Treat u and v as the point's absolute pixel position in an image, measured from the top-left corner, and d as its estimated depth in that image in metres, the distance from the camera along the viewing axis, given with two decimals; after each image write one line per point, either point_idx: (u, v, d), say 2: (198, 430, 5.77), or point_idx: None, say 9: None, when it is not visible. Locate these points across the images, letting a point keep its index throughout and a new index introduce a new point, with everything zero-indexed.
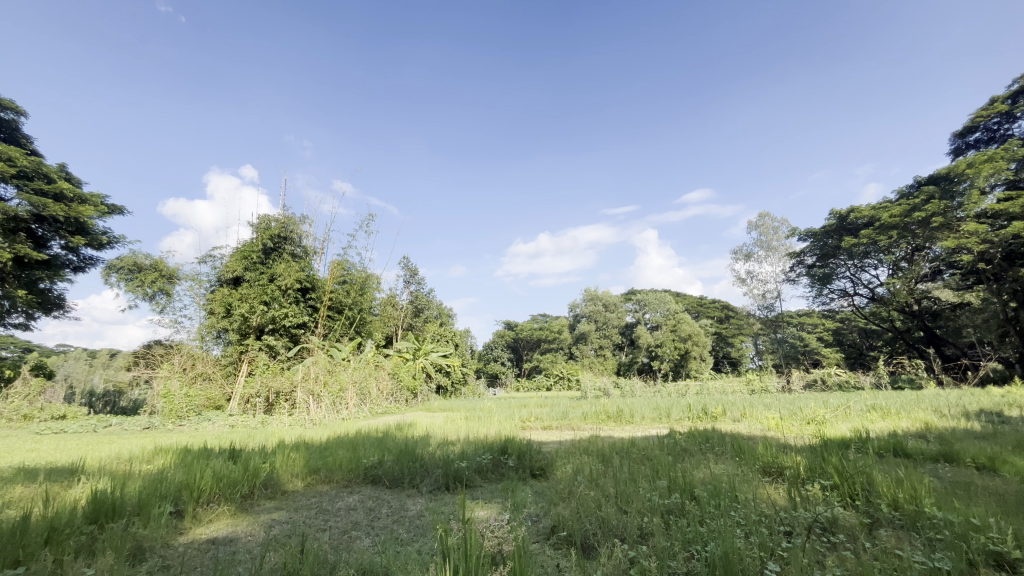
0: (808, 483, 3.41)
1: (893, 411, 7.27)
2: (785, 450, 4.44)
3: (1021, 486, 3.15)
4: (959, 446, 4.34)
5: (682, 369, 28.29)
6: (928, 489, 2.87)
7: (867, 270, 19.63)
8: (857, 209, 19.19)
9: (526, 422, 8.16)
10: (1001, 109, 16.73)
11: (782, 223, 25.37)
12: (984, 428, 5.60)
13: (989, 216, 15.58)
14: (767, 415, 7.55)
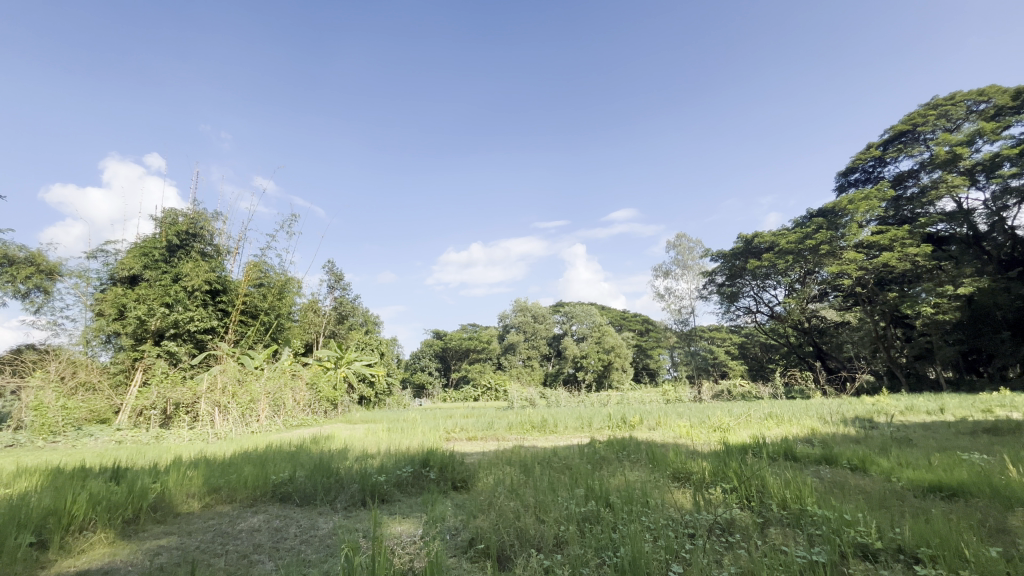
0: (711, 486, 3.66)
1: (786, 419, 8.04)
2: (693, 456, 4.73)
3: (885, 483, 3.60)
4: (837, 449, 4.88)
5: (605, 380, 29.48)
6: (811, 489, 3.19)
7: (768, 290, 21.46)
8: (760, 234, 21.15)
9: (451, 433, 8.05)
10: (875, 154, 19.32)
11: (697, 244, 27.32)
12: (857, 432, 6.36)
13: (865, 246, 17.84)
14: (679, 423, 8.04)
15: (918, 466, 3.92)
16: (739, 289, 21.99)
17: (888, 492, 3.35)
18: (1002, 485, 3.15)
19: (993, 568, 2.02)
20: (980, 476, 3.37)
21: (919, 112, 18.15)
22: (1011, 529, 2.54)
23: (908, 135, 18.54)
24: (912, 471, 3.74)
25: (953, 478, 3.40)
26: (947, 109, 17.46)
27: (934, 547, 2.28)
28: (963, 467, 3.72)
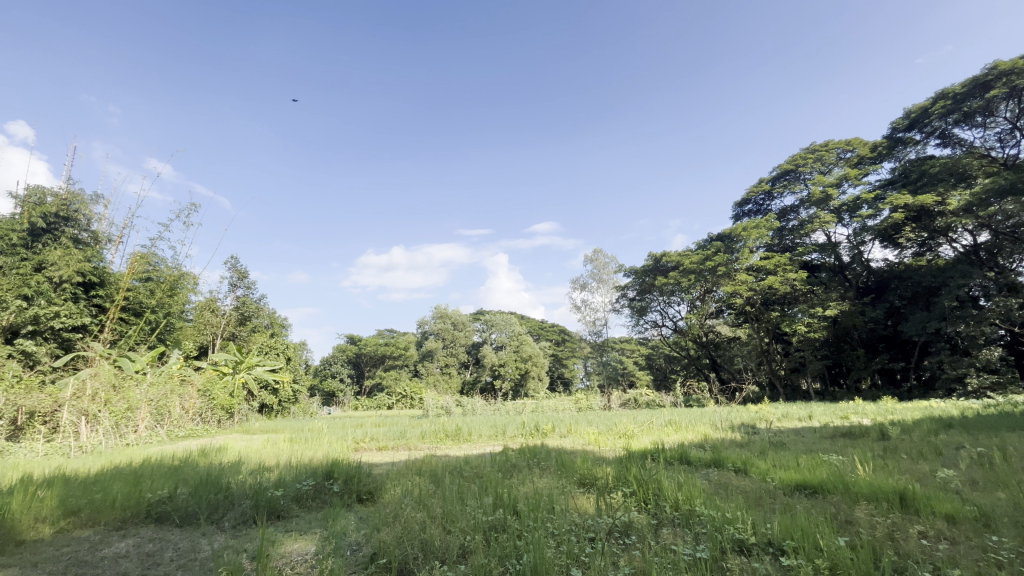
0: (613, 491, 3.86)
1: (683, 425, 8.71)
2: (598, 462, 4.96)
3: (761, 483, 4.02)
4: (725, 453, 5.38)
5: (521, 389, 29.99)
6: (699, 492, 3.47)
7: (672, 306, 23.11)
8: (668, 254, 22.77)
9: (360, 443, 7.70)
10: (765, 188, 21.67)
11: (612, 259, 28.81)
12: (742, 438, 7.06)
13: (754, 270, 19.86)
14: (588, 431, 8.38)
15: (788, 467, 4.42)
16: (648, 304, 23.45)
17: (763, 491, 3.73)
18: (851, 482, 3.65)
19: (842, 554, 2.33)
20: (836, 475, 3.87)
21: (799, 155, 20.69)
22: (856, 521, 2.93)
23: (791, 173, 20.98)
24: (784, 472, 4.20)
25: (814, 478, 3.87)
26: (822, 155, 20.09)
27: (797, 539, 2.58)
28: (823, 468, 4.25)
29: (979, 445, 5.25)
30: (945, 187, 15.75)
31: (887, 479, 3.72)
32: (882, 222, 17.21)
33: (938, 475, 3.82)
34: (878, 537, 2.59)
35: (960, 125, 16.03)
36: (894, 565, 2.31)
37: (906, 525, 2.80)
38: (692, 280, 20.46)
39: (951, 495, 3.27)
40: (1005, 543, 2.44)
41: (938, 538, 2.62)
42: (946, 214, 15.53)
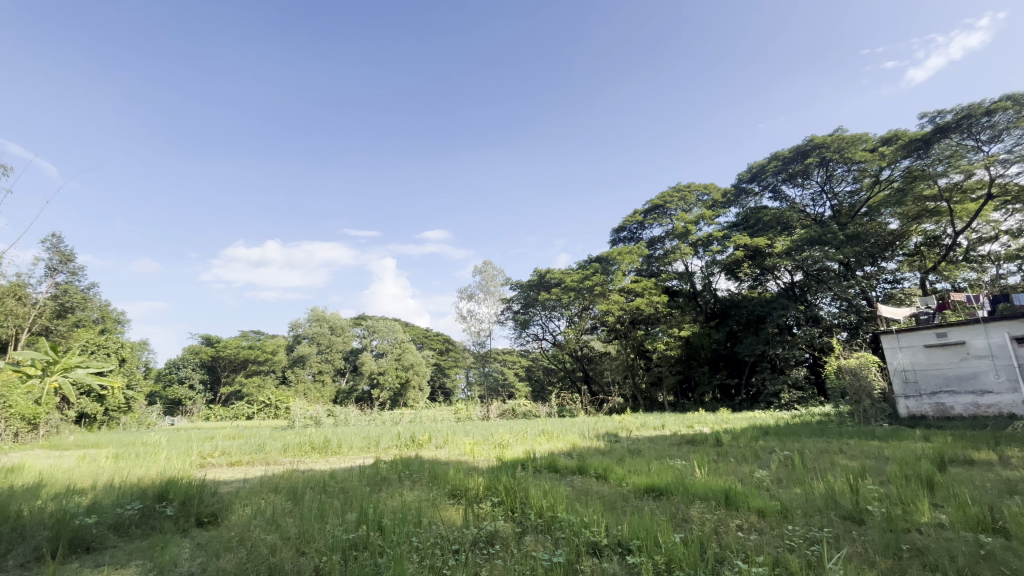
0: (482, 500, 3.91)
1: (555, 435, 9.17)
2: (471, 473, 4.98)
3: (616, 488, 4.37)
4: (589, 460, 5.77)
5: (400, 398, 29.16)
6: (563, 498, 3.67)
7: (553, 320, 24.14)
8: (551, 270, 23.73)
9: (208, 458, 6.80)
10: (638, 219, 23.87)
11: (500, 272, 29.47)
12: (605, 446, 7.65)
13: (626, 291, 21.71)
14: (465, 441, 8.41)
15: (641, 473, 4.87)
16: (530, 317, 24.22)
17: (618, 495, 4.07)
18: (688, 484, 4.14)
19: (677, 550, 2.62)
20: (678, 478, 4.36)
21: (667, 192, 23.04)
22: (691, 519, 3.32)
23: (660, 208, 23.37)
24: (637, 476, 4.63)
25: (660, 481, 4.32)
26: (685, 194, 22.66)
27: (642, 538, 2.83)
28: (668, 472, 4.78)
29: (785, 449, 6.35)
30: (773, 233, 18.87)
31: (718, 481, 4.28)
32: (727, 258, 20.03)
33: (756, 476, 4.52)
34: (706, 532, 2.98)
35: (786, 183, 19.34)
36: (716, 555, 2.66)
37: (728, 520, 3.26)
38: (572, 296, 21.65)
39: (761, 493, 3.88)
40: (797, 530, 2.96)
41: (751, 530, 3.09)
42: (772, 256, 18.60)
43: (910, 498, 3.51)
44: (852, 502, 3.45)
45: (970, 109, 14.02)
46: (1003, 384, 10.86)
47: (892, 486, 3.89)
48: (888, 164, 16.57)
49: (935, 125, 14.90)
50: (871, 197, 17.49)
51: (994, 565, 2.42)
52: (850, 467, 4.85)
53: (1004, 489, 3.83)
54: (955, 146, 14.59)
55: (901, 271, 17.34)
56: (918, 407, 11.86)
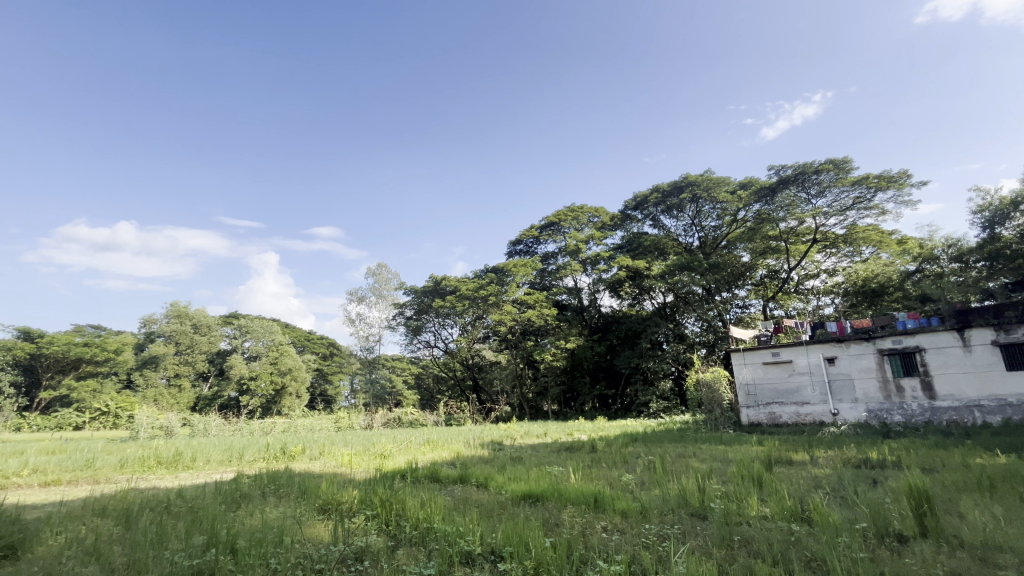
0: (355, 515, 3.71)
1: (439, 444, 9.06)
2: (345, 485, 4.70)
3: (495, 496, 4.44)
4: (471, 469, 5.78)
5: (273, 406, 26.74)
6: (441, 508, 3.63)
7: (445, 328, 23.68)
8: (447, 277, 22.79)
9: (9, 478, 5.55)
10: (533, 234, 24.68)
11: (395, 276, 28.57)
12: (488, 454, 7.73)
13: (518, 302, 22.27)
14: (342, 452, 7.94)
15: (520, 480, 5.00)
16: (423, 324, 23.43)
17: (495, 503, 4.13)
18: (562, 489, 4.35)
19: (545, 554, 2.73)
20: (553, 484, 4.55)
21: (562, 210, 24.10)
22: (562, 522, 3.49)
23: (555, 225, 24.43)
24: (515, 484, 4.75)
25: (537, 488, 4.47)
26: (577, 214, 23.92)
27: (514, 545, 2.90)
28: (545, 478, 4.98)
29: (649, 454, 6.99)
30: (652, 257, 20.76)
31: (589, 485, 4.56)
32: (612, 277, 21.60)
33: (623, 479, 4.89)
34: (574, 535, 3.15)
35: (665, 214, 21.47)
36: (581, 556, 2.83)
37: (595, 522, 3.47)
38: (466, 305, 21.51)
39: (626, 495, 4.20)
40: (651, 528, 3.25)
41: (614, 530, 3.32)
42: (649, 278, 20.46)
43: (743, 495, 4.07)
44: (699, 501, 3.89)
45: (804, 167, 16.87)
46: (818, 397, 13.08)
47: (730, 485, 4.46)
48: (743, 206, 19.23)
49: (779, 176, 17.63)
50: (730, 233, 20.12)
51: (800, 548, 2.89)
52: (700, 469, 5.47)
53: (812, 484, 4.60)
54: (792, 197, 17.46)
55: (749, 298, 20.14)
56: (756, 416, 13.80)
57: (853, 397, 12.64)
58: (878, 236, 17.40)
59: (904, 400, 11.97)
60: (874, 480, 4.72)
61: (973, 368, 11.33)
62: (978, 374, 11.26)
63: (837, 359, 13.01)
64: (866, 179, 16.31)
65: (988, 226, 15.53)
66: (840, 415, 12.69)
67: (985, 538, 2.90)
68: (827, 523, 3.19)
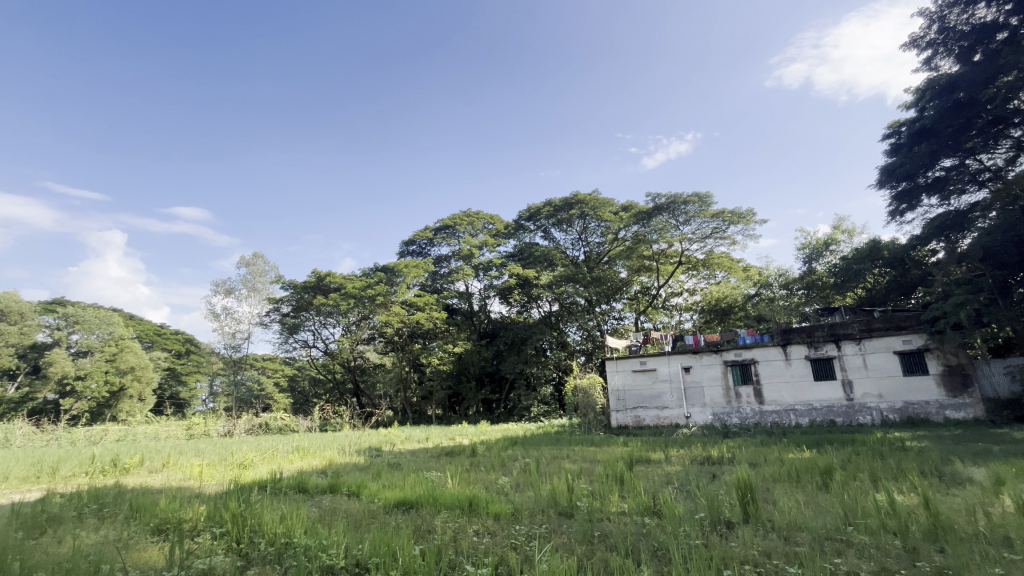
0: (199, 534, 3.30)
1: (309, 451, 8.45)
2: (191, 500, 4.16)
3: (367, 505, 4.25)
4: (342, 478, 5.46)
5: (106, 412, 22.81)
6: (303, 521, 3.38)
7: (326, 327, 22.22)
8: (332, 273, 21.42)
9: None
10: (427, 236, 24.24)
11: (272, 268, 26.17)
12: (364, 461, 7.39)
13: (407, 303, 21.67)
14: (192, 463, 7.03)
15: (394, 487, 4.86)
16: (301, 322, 21.73)
17: (366, 512, 3.97)
18: (437, 495, 4.32)
19: (413, 562, 2.69)
20: (428, 490, 4.49)
21: (458, 215, 24.02)
22: (434, 529, 3.46)
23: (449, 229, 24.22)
24: (389, 492, 4.60)
25: (412, 495, 4.38)
26: (472, 220, 24.03)
27: (381, 555, 2.80)
28: (422, 484, 4.91)
29: (526, 457, 7.23)
30: (541, 267, 21.61)
31: (464, 489, 4.59)
32: (502, 283, 22.08)
33: (499, 483, 5.01)
34: (445, 540, 3.14)
35: (555, 227, 22.51)
36: (449, 561, 2.83)
37: (468, 527, 3.50)
38: (351, 304, 20.32)
39: (500, 498, 4.30)
40: (521, 529, 3.37)
41: (485, 533, 3.39)
42: (537, 287, 21.29)
43: (605, 492, 4.41)
44: (566, 500, 4.13)
45: (675, 198, 19.00)
46: (675, 402, 14.67)
47: (596, 484, 4.81)
48: (624, 226, 20.95)
49: (655, 203, 19.58)
50: (611, 250, 21.72)
51: (649, 539, 3.21)
52: (571, 470, 5.79)
53: (664, 481, 5.12)
54: (664, 222, 19.46)
55: (624, 311, 21.96)
56: (624, 419, 15.05)
57: (702, 402, 14.38)
58: (729, 263, 20.10)
59: (741, 405, 13.93)
60: (713, 474, 5.40)
61: (791, 378, 13.58)
62: (795, 383, 13.52)
63: (692, 368, 14.73)
64: (722, 213, 18.80)
65: (807, 261, 18.81)
66: (692, 418, 14.37)
67: (789, 519, 3.49)
68: (673, 515, 3.59)
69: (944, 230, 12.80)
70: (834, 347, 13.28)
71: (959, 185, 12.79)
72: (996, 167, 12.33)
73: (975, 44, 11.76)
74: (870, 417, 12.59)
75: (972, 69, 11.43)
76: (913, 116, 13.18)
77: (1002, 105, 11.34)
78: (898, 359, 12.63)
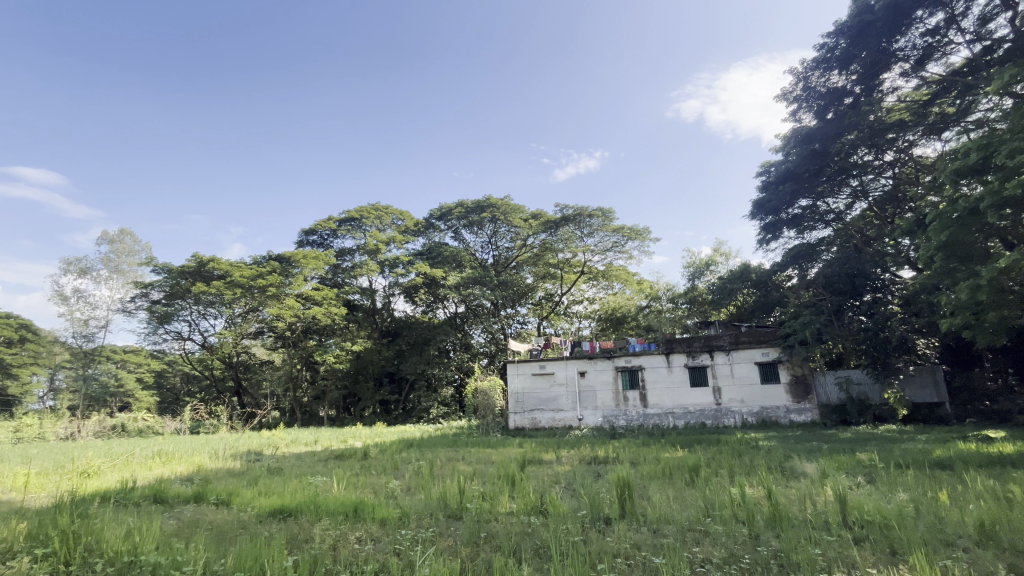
0: (15, 557, 2.78)
1: (174, 456, 7.54)
2: (7, 517, 3.49)
3: (236, 515, 3.89)
4: (211, 485, 4.94)
5: None
6: (154, 536, 3.00)
7: (206, 318, 20.05)
8: (216, 259, 19.34)
9: None
10: (330, 227, 22.87)
11: (142, 248, 23.04)
12: (240, 466, 6.75)
13: (303, 297, 20.22)
14: (15, 471, 5.91)
15: (271, 494, 4.50)
16: (174, 312, 19.37)
17: (236, 522, 3.63)
18: (319, 501, 4.07)
19: None
20: (311, 496, 4.24)
21: (365, 207, 23.01)
22: (311, 538, 3.26)
23: (355, 221, 23.05)
24: (264, 499, 4.25)
25: (291, 502, 4.09)
26: (381, 214, 23.18)
27: (245, 570, 2.58)
28: (304, 490, 4.61)
29: (420, 459, 7.09)
30: (449, 268, 21.46)
31: (350, 494, 4.37)
32: (408, 282, 21.50)
33: (389, 487, 4.85)
34: (322, 549, 2.98)
35: (465, 229, 22.45)
36: (325, 572, 2.68)
37: (349, 534, 3.34)
38: (236, 294, 18.46)
39: (387, 502, 4.17)
40: (407, 534, 3.30)
41: (367, 540, 3.26)
42: (444, 287, 21.09)
43: (495, 493, 4.48)
44: (456, 502, 4.12)
45: (581, 210, 20.00)
46: (570, 405, 15.36)
47: (488, 485, 4.87)
48: (532, 233, 21.55)
49: (563, 214, 20.44)
50: (518, 256, 22.22)
51: (533, 537, 3.33)
52: (464, 472, 5.80)
53: (552, 480, 5.35)
54: (570, 232, 20.40)
55: (528, 316, 22.52)
56: (522, 421, 15.47)
57: (594, 405, 15.21)
58: (625, 276, 21.56)
59: (627, 408, 14.98)
60: (597, 474, 5.72)
61: (671, 383, 14.89)
62: (674, 388, 14.85)
63: (587, 373, 15.54)
64: (622, 229, 20.14)
65: (691, 278, 20.83)
66: (584, 420, 15.15)
67: (658, 513, 3.82)
68: (557, 514, 3.74)
69: (799, 259, 14.96)
70: (708, 357, 14.83)
71: (811, 223, 15.04)
72: (838, 211, 14.73)
73: (828, 104, 13.96)
74: (733, 420, 14.24)
75: (826, 124, 13.53)
76: (780, 160, 15.15)
77: (846, 158, 13.61)
78: (757, 369, 14.42)
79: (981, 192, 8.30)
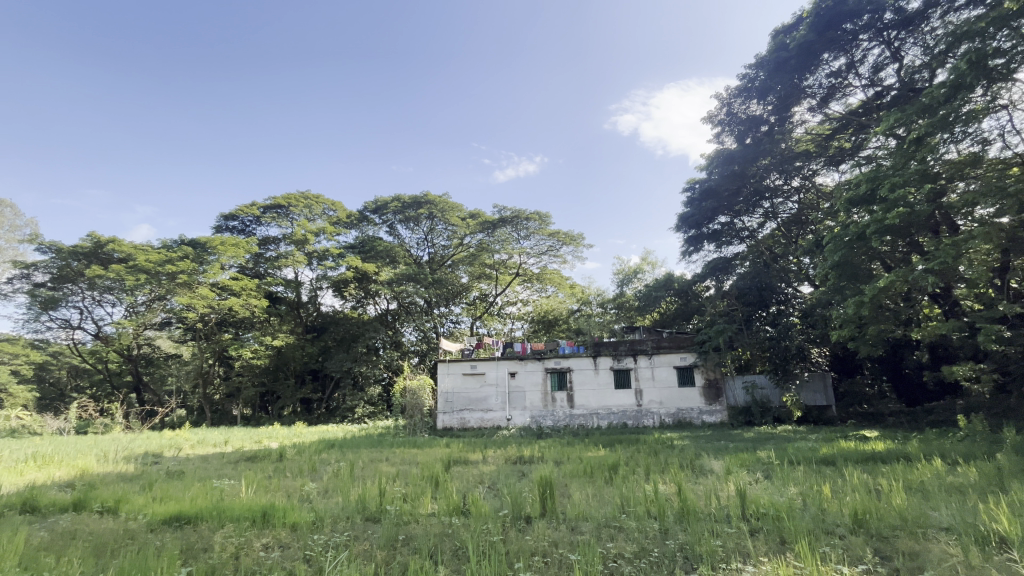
0: None
1: (52, 459, 6.69)
2: None
3: (125, 523, 3.53)
4: (96, 491, 4.43)
5: None
6: (16, 553, 2.63)
7: (103, 305, 18.06)
8: (117, 240, 17.42)
9: None
10: (253, 213, 21.39)
11: (25, 223, 20.29)
12: (133, 470, 6.13)
13: (219, 286, 18.68)
14: None
15: (169, 500, 4.12)
16: (63, 297, 17.27)
17: (123, 532, 3.28)
18: (224, 506, 3.79)
19: None
20: (214, 501, 3.93)
21: (294, 194, 21.78)
22: (211, 546, 3.03)
23: (282, 209, 21.72)
24: (160, 506, 3.88)
25: (191, 507, 3.77)
26: (311, 203, 22.09)
27: None
28: (208, 494, 4.27)
29: (340, 460, 6.81)
30: (382, 263, 20.86)
31: (260, 498, 4.11)
32: (338, 276, 20.48)
33: (304, 489, 4.62)
34: (223, 559, 2.78)
35: (401, 224, 21.91)
36: None
37: (255, 540, 3.14)
38: (140, 280, 16.76)
39: (301, 505, 3.96)
40: (319, 539, 3.16)
41: (275, 547, 3.08)
42: (376, 283, 20.41)
43: (417, 495, 4.40)
44: (374, 505, 4.00)
45: (518, 213, 20.27)
46: (499, 405, 15.45)
47: (410, 486, 4.77)
48: (470, 233, 21.47)
49: (500, 215, 20.58)
50: (454, 255, 22.05)
51: (452, 538, 3.32)
52: (386, 473, 5.64)
53: (477, 480, 5.35)
54: (507, 234, 20.55)
55: (461, 315, 22.39)
56: (450, 421, 15.35)
57: (523, 405, 15.43)
58: (558, 279, 22.08)
59: (555, 408, 15.34)
60: (521, 473, 5.79)
61: (597, 385, 15.45)
62: (599, 389, 15.40)
63: (517, 373, 15.74)
64: (557, 234, 20.63)
65: (620, 285, 21.74)
66: (512, 420, 15.30)
67: (578, 511, 3.95)
68: (479, 514, 3.75)
69: (716, 271, 16.10)
70: (631, 360, 15.57)
71: (728, 239, 16.25)
72: (752, 229, 16.02)
73: (747, 130, 15.19)
74: (652, 420, 15.02)
75: (745, 148, 14.70)
76: (704, 178, 16.26)
77: (760, 181, 14.86)
78: (675, 372, 15.34)
79: (867, 220, 9.38)
